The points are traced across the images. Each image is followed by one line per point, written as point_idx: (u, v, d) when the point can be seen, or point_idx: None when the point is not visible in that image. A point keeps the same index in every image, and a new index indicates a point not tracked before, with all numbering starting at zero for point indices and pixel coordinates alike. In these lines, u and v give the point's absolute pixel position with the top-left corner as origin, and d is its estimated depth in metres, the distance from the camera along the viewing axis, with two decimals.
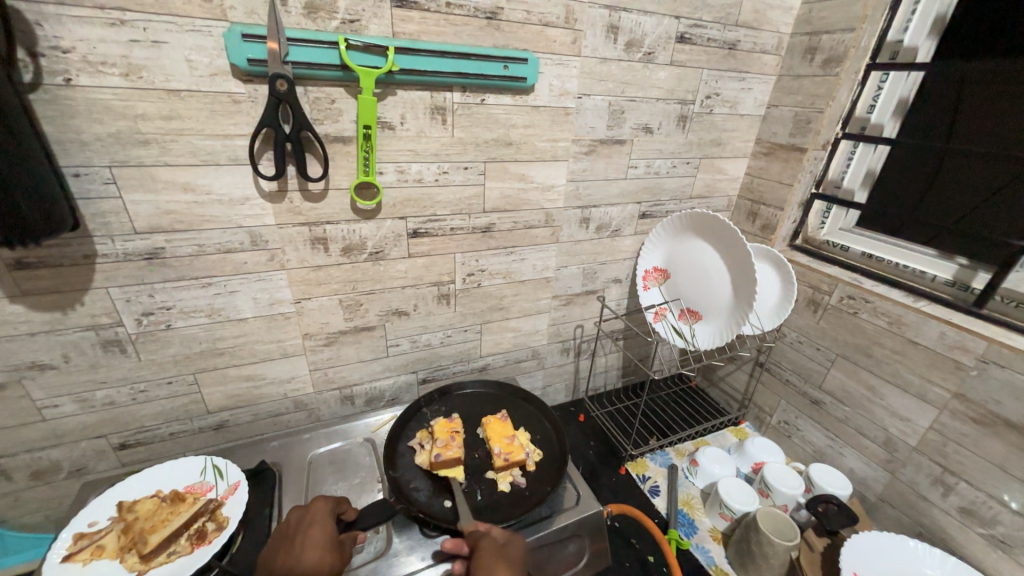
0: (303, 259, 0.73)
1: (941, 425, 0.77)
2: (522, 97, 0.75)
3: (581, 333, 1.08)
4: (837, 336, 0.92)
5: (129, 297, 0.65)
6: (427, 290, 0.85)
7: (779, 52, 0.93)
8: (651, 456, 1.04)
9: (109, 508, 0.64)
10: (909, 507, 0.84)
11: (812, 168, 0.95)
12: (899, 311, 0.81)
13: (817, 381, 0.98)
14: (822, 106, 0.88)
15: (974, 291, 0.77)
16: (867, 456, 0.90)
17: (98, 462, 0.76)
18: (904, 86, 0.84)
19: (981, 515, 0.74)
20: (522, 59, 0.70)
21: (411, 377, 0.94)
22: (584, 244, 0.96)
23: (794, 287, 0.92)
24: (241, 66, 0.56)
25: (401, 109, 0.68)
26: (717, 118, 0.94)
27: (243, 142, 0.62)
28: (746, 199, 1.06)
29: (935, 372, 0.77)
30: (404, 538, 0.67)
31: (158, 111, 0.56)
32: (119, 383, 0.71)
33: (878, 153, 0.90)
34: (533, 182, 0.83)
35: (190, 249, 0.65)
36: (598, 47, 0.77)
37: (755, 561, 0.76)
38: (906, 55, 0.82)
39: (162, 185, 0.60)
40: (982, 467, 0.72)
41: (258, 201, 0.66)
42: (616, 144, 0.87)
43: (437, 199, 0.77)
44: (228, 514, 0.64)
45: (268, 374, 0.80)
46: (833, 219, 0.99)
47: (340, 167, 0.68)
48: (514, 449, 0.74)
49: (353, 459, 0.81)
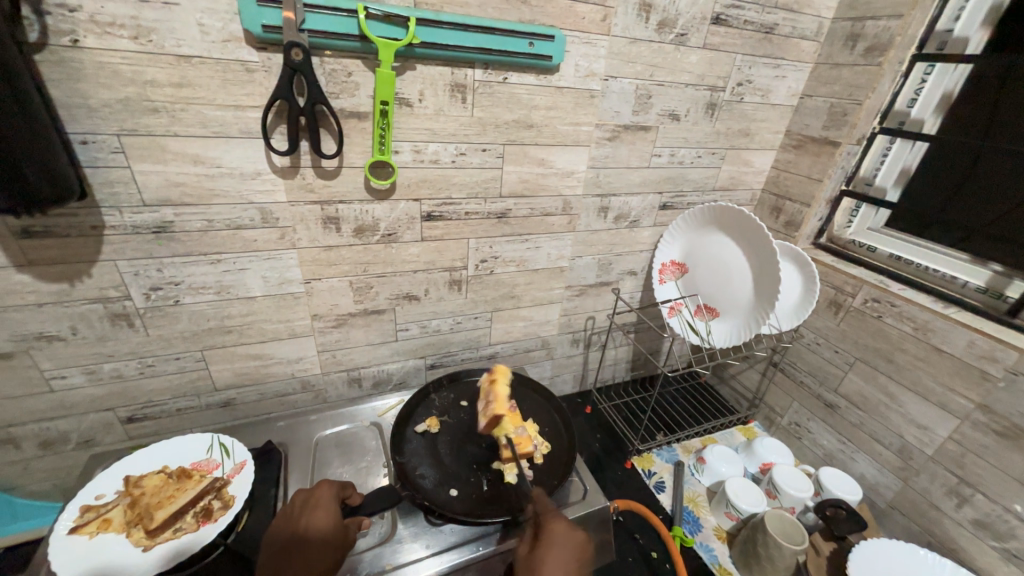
0: (314, 239, 0.71)
1: (961, 435, 0.75)
2: (545, 78, 0.71)
3: (592, 325, 1.06)
4: (858, 339, 0.89)
5: (137, 271, 0.64)
6: (439, 275, 0.83)
7: (818, 38, 0.88)
8: (658, 451, 1.02)
9: (116, 482, 0.64)
10: (920, 516, 0.82)
11: (844, 164, 0.91)
12: (926, 316, 0.78)
13: (832, 383, 0.95)
14: (860, 98, 0.84)
15: (1007, 300, 0.74)
16: (880, 462, 0.88)
17: (106, 434, 0.76)
18: (951, 78, 0.78)
19: (996, 528, 0.72)
20: (548, 36, 0.66)
21: (419, 362, 0.92)
22: (601, 234, 0.93)
23: (816, 287, 0.89)
24: (254, 32, 0.53)
25: (419, 85, 0.65)
26: (747, 107, 0.90)
27: (255, 114, 0.59)
28: (771, 194, 1.03)
29: (959, 381, 0.74)
30: (409, 526, 0.66)
31: (168, 77, 0.54)
32: (126, 357, 0.70)
33: (914, 151, 0.85)
34: (553, 167, 0.80)
35: (199, 224, 0.63)
36: (628, 27, 0.72)
37: (760, 563, 0.75)
38: (956, 45, 0.77)
39: (171, 157, 0.58)
40: (1001, 480, 0.70)
41: (269, 177, 0.64)
42: (640, 130, 0.83)
43: (452, 181, 0.74)
44: (234, 493, 0.64)
45: (276, 353, 0.79)
46: (861, 218, 0.95)
47: (355, 144, 0.66)
48: (523, 440, 0.73)
49: (359, 442, 0.80)
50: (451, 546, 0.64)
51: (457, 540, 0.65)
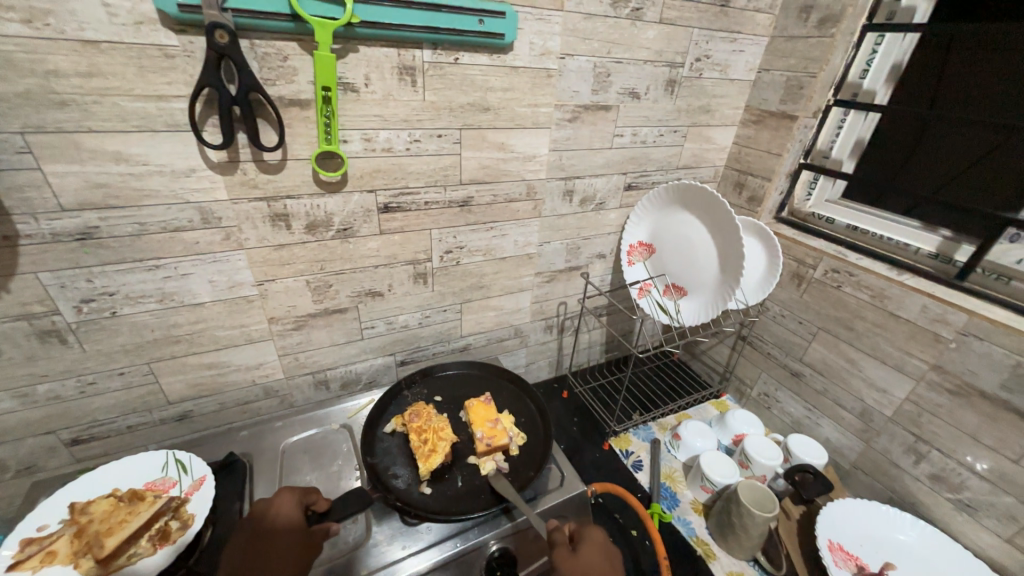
0: (263, 238, 0.66)
1: (918, 396, 0.78)
2: (499, 57, 0.68)
3: (565, 310, 1.05)
4: (820, 309, 0.92)
5: (64, 282, 0.58)
6: (402, 269, 0.80)
7: (773, 11, 0.88)
8: (634, 431, 1.04)
9: (60, 511, 0.60)
10: (882, 474, 0.86)
11: (802, 137, 0.92)
12: (882, 284, 0.80)
13: (798, 353, 0.98)
14: (815, 70, 0.84)
15: (955, 264, 0.77)
16: (844, 426, 0.92)
17: (50, 459, 0.71)
18: (900, 48, 0.79)
19: (950, 481, 0.76)
20: (499, 13, 0.63)
21: (389, 359, 0.90)
22: (568, 218, 0.91)
23: (779, 261, 0.90)
24: (170, 12, 0.48)
25: (364, 68, 0.61)
26: (707, 83, 0.89)
27: (181, 105, 0.54)
28: (733, 169, 1.03)
29: (915, 344, 0.77)
30: (384, 528, 0.64)
31: (74, 66, 0.48)
32: (63, 377, 0.65)
33: (868, 120, 0.86)
34: (513, 151, 0.78)
35: (131, 228, 0.58)
36: (582, 1, 0.70)
37: (735, 533, 0.77)
38: (903, 15, 0.77)
39: (89, 155, 0.53)
40: (954, 436, 0.74)
41: (206, 173, 0.59)
42: (600, 110, 0.82)
43: (408, 170, 0.71)
44: (193, 511, 0.61)
45: (232, 361, 0.75)
46: (819, 191, 0.96)
47: (298, 134, 0.61)
48: (497, 433, 0.72)
49: (329, 446, 0.78)
50: (429, 543, 0.62)
51: (435, 538, 0.63)
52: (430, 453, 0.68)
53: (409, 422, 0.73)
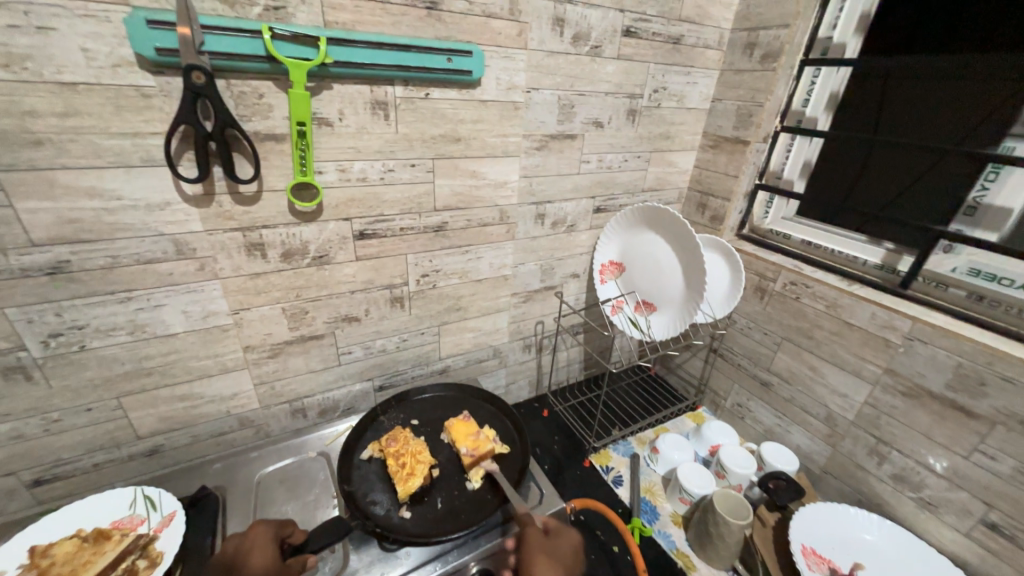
0: (238, 267, 0.67)
1: (875, 399, 0.82)
2: (468, 91, 0.72)
3: (542, 329, 1.07)
4: (782, 320, 0.96)
5: (31, 317, 0.58)
6: (379, 294, 0.81)
7: (721, 47, 0.95)
8: (614, 447, 1.05)
9: (18, 556, 0.57)
10: (850, 477, 0.89)
11: (755, 160, 0.99)
12: (835, 294, 0.85)
13: (765, 364, 1.02)
14: (761, 100, 0.91)
15: (898, 273, 0.83)
16: (812, 432, 0.95)
17: (9, 502, 0.68)
18: (835, 80, 0.87)
19: (911, 480, 0.80)
20: (466, 52, 0.67)
21: (367, 384, 0.90)
22: (541, 240, 0.95)
23: (741, 276, 0.95)
24: (146, 55, 0.50)
25: (338, 103, 0.64)
26: (665, 112, 0.96)
27: (157, 141, 0.56)
28: (696, 191, 1.09)
29: (868, 350, 0.82)
30: (362, 556, 0.63)
31: (50, 106, 0.50)
32: (26, 415, 0.63)
33: (813, 145, 0.94)
34: (485, 178, 0.81)
35: (103, 261, 0.59)
36: (544, 40, 0.75)
37: (713, 542, 0.78)
38: (836, 51, 0.86)
39: (62, 191, 0.54)
40: (910, 436, 0.78)
41: (180, 206, 0.60)
42: (567, 139, 0.87)
43: (383, 198, 0.73)
44: (162, 548, 0.59)
45: (206, 392, 0.74)
46: (775, 209, 1.03)
47: (273, 167, 0.63)
48: (481, 443, 0.74)
49: (306, 475, 0.77)
50: (408, 569, 0.62)
51: (414, 563, 0.63)
52: (409, 476, 0.68)
53: (388, 448, 0.73)
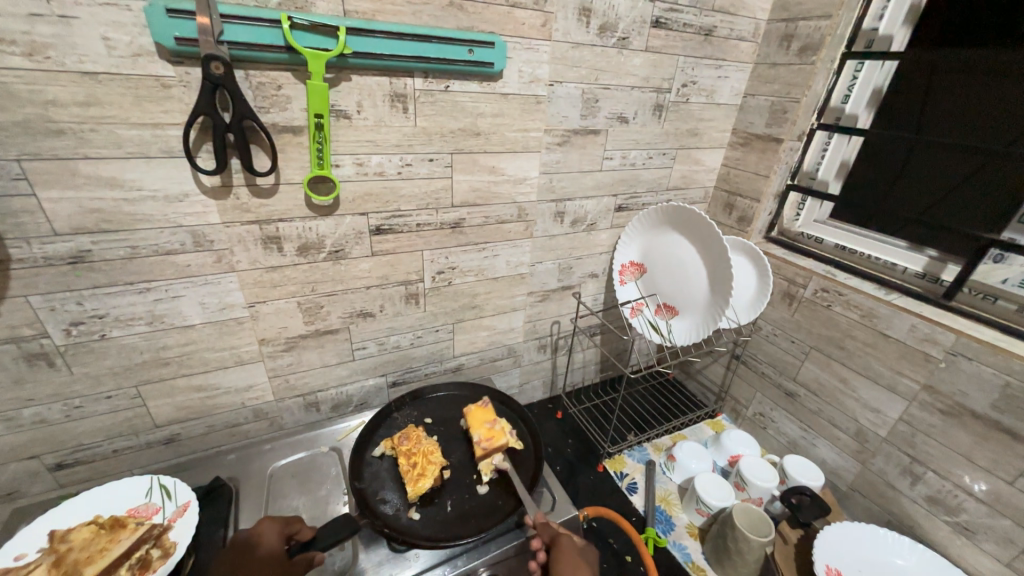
0: (255, 260, 0.67)
1: (911, 416, 0.78)
2: (489, 84, 0.70)
3: (558, 329, 1.05)
4: (811, 328, 0.92)
5: (53, 305, 0.58)
6: (394, 290, 0.80)
7: (755, 39, 0.91)
8: (629, 452, 1.02)
9: (38, 539, 0.58)
10: (879, 496, 0.85)
11: (788, 160, 0.94)
12: (871, 303, 0.81)
13: (792, 373, 0.98)
14: (797, 96, 0.87)
15: (942, 283, 0.78)
16: (839, 447, 0.91)
17: (33, 484, 0.70)
18: (879, 75, 0.81)
19: (947, 503, 0.75)
20: (488, 43, 0.65)
21: (380, 380, 0.89)
22: (560, 239, 0.92)
23: (769, 281, 0.91)
24: (167, 45, 0.50)
25: (357, 95, 0.62)
26: (694, 107, 0.92)
27: (176, 132, 0.55)
28: (723, 191, 1.05)
29: (905, 364, 0.77)
30: (371, 556, 0.63)
31: (72, 96, 0.50)
32: (49, 400, 0.64)
33: (852, 144, 0.87)
34: (504, 174, 0.79)
35: (122, 251, 0.59)
36: (570, 31, 0.72)
37: (731, 558, 0.75)
38: (881, 44, 0.79)
39: (84, 181, 0.54)
40: (948, 457, 0.74)
41: (199, 198, 0.60)
42: (590, 134, 0.84)
43: (400, 193, 0.72)
44: (174, 539, 0.59)
45: (222, 383, 0.75)
46: (807, 212, 0.98)
47: (291, 159, 0.63)
48: (495, 434, 0.73)
49: (317, 470, 0.77)
50: (417, 571, 0.61)
51: (423, 566, 0.62)
52: (419, 478, 0.67)
53: (399, 446, 0.72)
